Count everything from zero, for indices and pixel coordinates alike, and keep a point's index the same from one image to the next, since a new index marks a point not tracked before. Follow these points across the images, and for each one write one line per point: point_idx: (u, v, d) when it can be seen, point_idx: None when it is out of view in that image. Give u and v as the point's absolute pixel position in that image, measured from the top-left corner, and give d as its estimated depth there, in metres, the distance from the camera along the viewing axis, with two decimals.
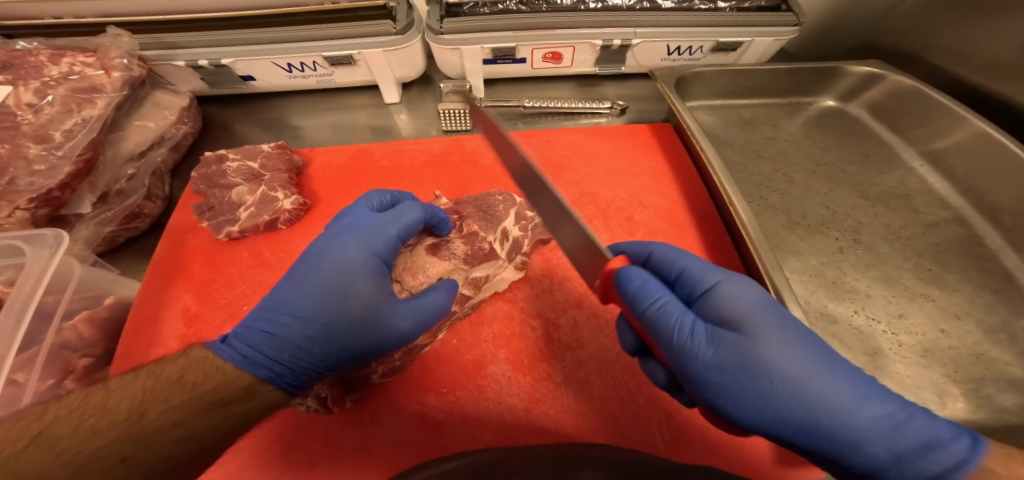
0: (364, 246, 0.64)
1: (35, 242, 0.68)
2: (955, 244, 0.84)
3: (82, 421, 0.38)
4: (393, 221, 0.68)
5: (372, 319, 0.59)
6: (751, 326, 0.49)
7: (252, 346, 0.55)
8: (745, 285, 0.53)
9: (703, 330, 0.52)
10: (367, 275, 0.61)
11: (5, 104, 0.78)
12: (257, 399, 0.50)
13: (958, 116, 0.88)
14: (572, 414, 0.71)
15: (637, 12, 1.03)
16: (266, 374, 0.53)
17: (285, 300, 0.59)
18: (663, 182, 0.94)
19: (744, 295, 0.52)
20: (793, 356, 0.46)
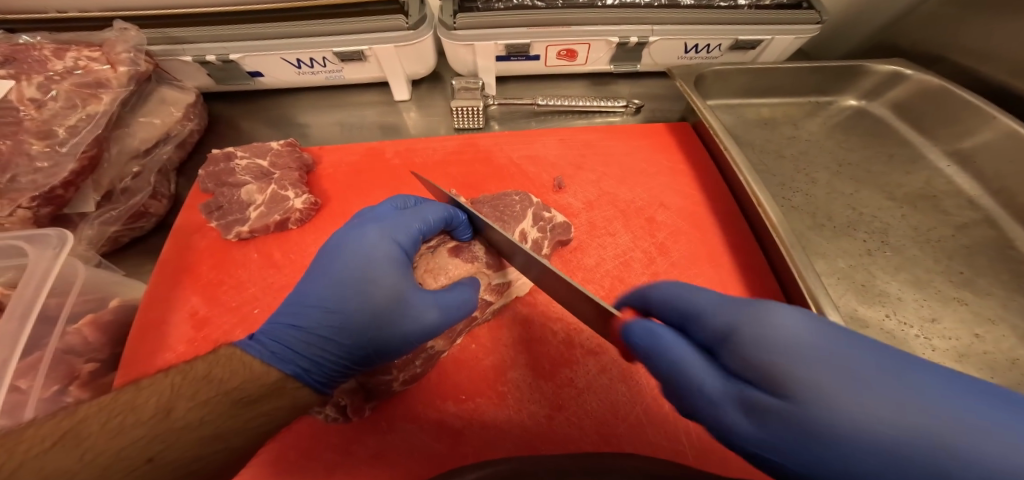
0: (387, 236, 0.64)
1: (38, 243, 0.65)
2: (985, 247, 0.82)
3: (111, 419, 0.36)
4: (415, 215, 0.69)
5: (395, 310, 0.59)
6: (791, 387, 0.36)
7: (279, 342, 0.55)
8: (771, 318, 0.40)
9: (734, 392, 0.41)
10: (391, 266, 0.62)
11: (7, 99, 0.75)
12: (283, 396, 0.49)
13: (987, 114, 0.85)
14: (596, 423, 0.68)
15: (655, 9, 1.01)
16: (292, 369, 0.53)
17: (311, 292, 0.60)
18: (684, 182, 0.91)
19: (778, 331, 0.39)
20: (871, 419, 0.33)
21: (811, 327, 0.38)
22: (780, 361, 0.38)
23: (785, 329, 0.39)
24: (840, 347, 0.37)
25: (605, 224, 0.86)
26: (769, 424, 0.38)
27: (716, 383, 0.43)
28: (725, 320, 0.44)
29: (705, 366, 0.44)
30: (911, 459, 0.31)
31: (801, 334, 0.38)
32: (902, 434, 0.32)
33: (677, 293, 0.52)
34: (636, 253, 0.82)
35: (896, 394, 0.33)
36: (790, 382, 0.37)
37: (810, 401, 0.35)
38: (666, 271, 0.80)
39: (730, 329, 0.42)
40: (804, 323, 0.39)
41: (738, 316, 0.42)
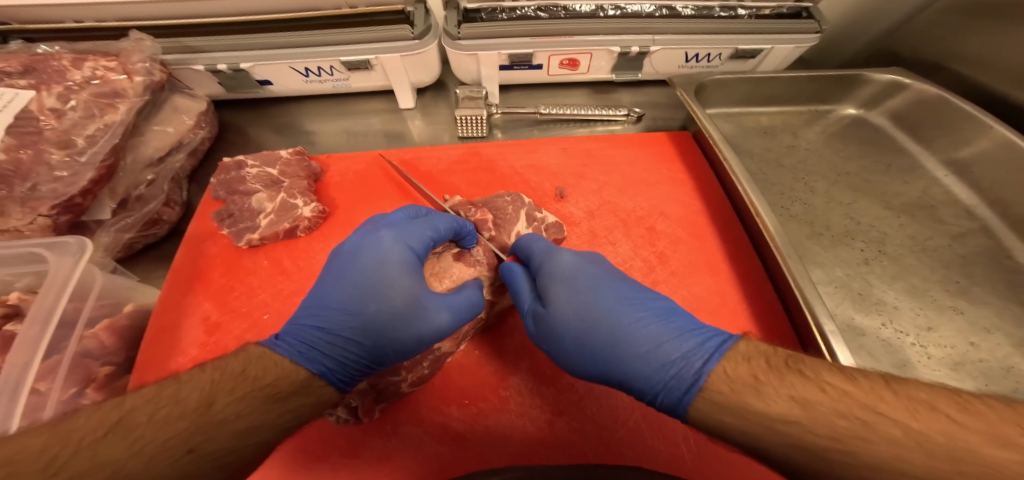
0: (400, 241, 0.66)
1: (57, 249, 0.68)
2: (982, 257, 0.83)
3: (158, 411, 0.38)
4: (427, 224, 0.71)
5: (412, 309, 0.62)
6: (547, 293, 0.68)
7: (304, 342, 0.58)
8: (556, 259, 0.71)
9: (530, 308, 0.70)
10: (404, 270, 0.64)
11: (28, 109, 0.77)
12: (310, 394, 0.51)
13: (984, 125, 0.86)
14: (596, 428, 0.70)
15: (657, 19, 1.03)
16: (319, 368, 0.56)
17: (331, 295, 0.63)
18: (684, 191, 0.93)
19: (559, 266, 0.70)
20: (569, 299, 0.66)
21: (579, 264, 0.70)
22: (550, 277, 0.70)
23: (564, 266, 0.70)
24: (594, 277, 0.69)
25: (606, 233, 0.88)
26: (539, 324, 0.67)
27: (528, 302, 0.71)
28: (541, 260, 0.73)
29: (527, 291, 0.71)
30: (584, 332, 0.63)
31: (571, 268, 0.70)
32: (587, 322, 0.63)
33: (543, 248, 0.75)
34: (636, 262, 0.84)
35: (606, 299, 0.65)
36: (549, 296, 0.67)
37: (550, 301, 0.67)
38: (666, 279, 0.81)
39: (541, 266, 0.72)
40: (577, 262, 0.71)
41: (543, 259, 0.73)
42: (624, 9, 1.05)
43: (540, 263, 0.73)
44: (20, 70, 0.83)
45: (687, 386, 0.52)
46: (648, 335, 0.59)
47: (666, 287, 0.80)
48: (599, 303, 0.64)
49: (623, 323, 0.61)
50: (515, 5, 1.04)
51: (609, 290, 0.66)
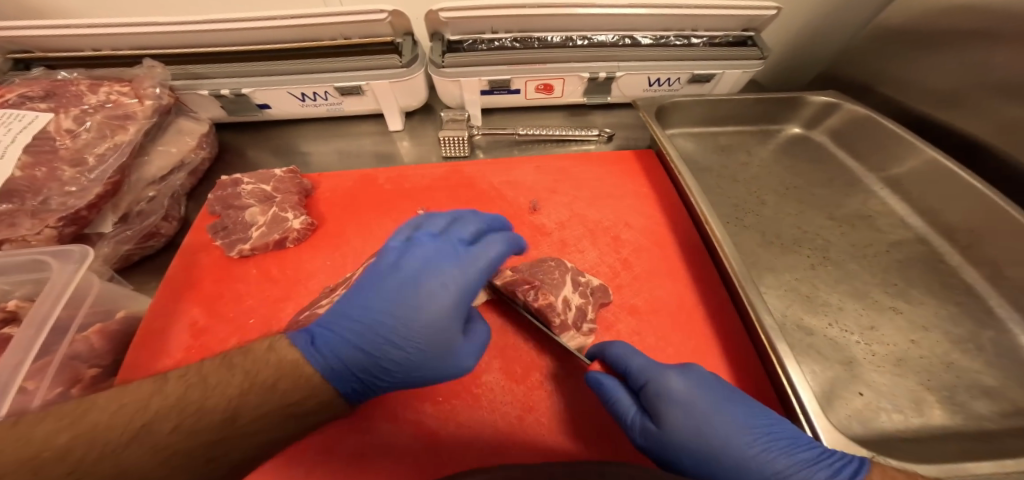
0: (465, 277, 0.63)
1: (61, 257, 0.73)
2: (916, 262, 0.90)
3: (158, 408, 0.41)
4: (483, 253, 0.65)
5: (445, 353, 0.62)
6: (661, 417, 0.63)
7: (337, 355, 0.58)
8: (670, 383, 0.65)
9: (636, 418, 0.66)
10: (457, 307, 0.62)
11: (46, 130, 0.84)
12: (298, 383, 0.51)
13: (911, 144, 0.97)
14: (563, 424, 0.74)
15: (621, 48, 1.15)
16: (348, 387, 0.60)
17: (355, 311, 0.62)
18: (646, 204, 1.01)
19: (673, 391, 0.64)
20: (677, 416, 0.62)
21: (688, 384, 0.64)
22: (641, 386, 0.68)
23: (684, 391, 0.64)
24: (709, 396, 0.63)
25: (575, 242, 0.95)
26: (648, 438, 0.64)
27: (632, 414, 0.67)
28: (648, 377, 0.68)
29: (630, 403, 0.67)
30: (709, 458, 0.59)
31: (683, 392, 0.64)
32: (701, 447, 0.60)
33: (640, 365, 0.69)
34: (602, 268, 0.91)
35: (723, 428, 0.60)
36: (664, 420, 0.63)
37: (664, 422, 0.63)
38: (629, 283, 0.88)
39: (649, 388, 0.67)
40: (689, 384, 0.65)
41: (651, 379, 0.67)
42: (592, 39, 1.18)
43: (648, 379, 0.67)
44: (41, 95, 0.90)
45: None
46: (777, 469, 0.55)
47: (629, 290, 0.87)
48: (712, 423, 0.60)
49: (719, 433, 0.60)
50: (494, 36, 1.16)
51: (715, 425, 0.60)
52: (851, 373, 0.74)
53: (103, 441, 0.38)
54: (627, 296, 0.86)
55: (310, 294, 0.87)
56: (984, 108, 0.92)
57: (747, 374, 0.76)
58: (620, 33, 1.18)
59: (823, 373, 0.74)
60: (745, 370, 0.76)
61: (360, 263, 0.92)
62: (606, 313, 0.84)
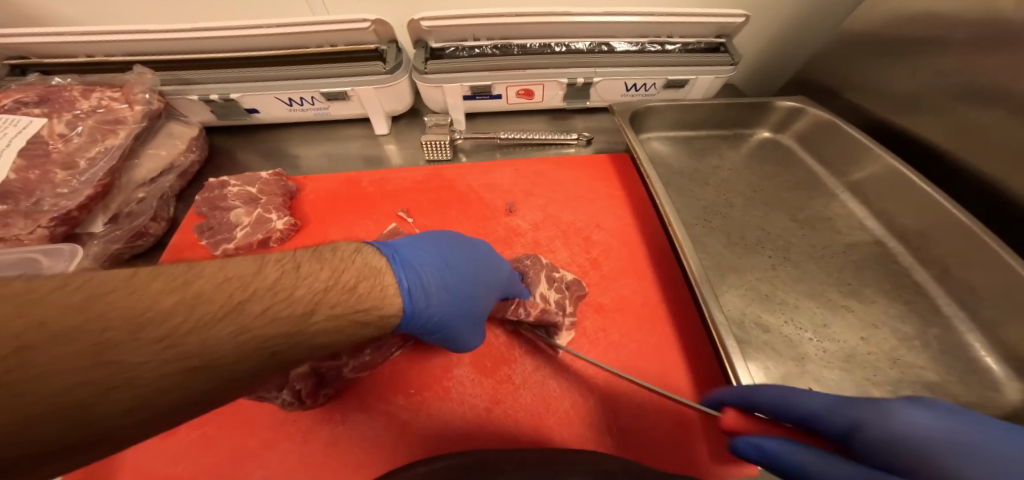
0: (507, 281, 0.81)
1: (52, 256, 0.78)
2: (871, 262, 0.94)
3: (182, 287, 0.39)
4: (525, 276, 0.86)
5: (475, 324, 0.76)
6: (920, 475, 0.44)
7: (414, 284, 0.64)
8: (900, 418, 0.47)
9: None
10: (495, 294, 0.79)
11: (40, 134, 0.89)
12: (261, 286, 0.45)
13: (871, 150, 1.00)
14: (529, 415, 0.78)
15: (597, 55, 1.18)
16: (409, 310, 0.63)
17: (444, 267, 0.73)
18: (617, 206, 1.05)
19: (919, 428, 0.46)
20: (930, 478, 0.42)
21: (940, 422, 0.45)
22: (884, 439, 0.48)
23: (919, 428, 0.46)
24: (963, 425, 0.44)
25: (548, 242, 0.99)
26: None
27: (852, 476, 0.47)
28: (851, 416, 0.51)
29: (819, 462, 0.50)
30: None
31: (932, 434, 0.45)
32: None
33: (795, 402, 0.56)
34: (572, 267, 0.95)
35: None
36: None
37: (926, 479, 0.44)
38: (597, 282, 0.92)
39: (862, 430, 0.50)
40: (931, 420, 0.46)
41: (860, 415, 0.50)
42: (569, 45, 1.20)
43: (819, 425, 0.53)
44: (35, 100, 0.94)
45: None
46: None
47: (597, 288, 0.91)
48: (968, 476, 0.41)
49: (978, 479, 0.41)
50: (476, 43, 1.20)
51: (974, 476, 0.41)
52: (802, 369, 0.79)
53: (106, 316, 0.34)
54: (594, 295, 0.90)
55: None
56: (938, 113, 0.96)
57: (701, 368, 0.81)
58: (597, 39, 1.20)
59: (775, 368, 0.79)
60: (698, 364, 0.81)
61: None
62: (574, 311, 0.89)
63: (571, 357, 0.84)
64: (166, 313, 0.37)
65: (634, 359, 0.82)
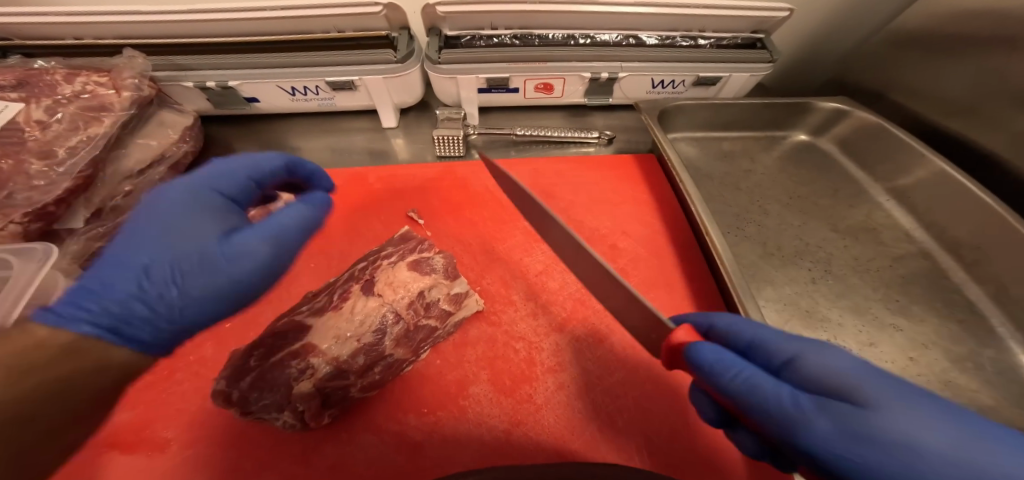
0: (217, 219, 0.65)
1: (22, 255, 0.70)
2: (921, 277, 0.88)
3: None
4: (250, 164, 0.74)
5: (190, 250, 0.60)
6: None
7: (105, 283, 0.54)
8: (837, 351, 0.46)
9: None
10: (202, 211, 0.64)
11: (15, 121, 0.81)
12: (81, 358, 0.49)
13: (920, 154, 0.94)
14: (553, 439, 0.71)
15: (624, 48, 1.10)
16: (92, 327, 0.51)
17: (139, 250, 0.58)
18: (646, 212, 0.98)
19: (833, 367, 0.44)
20: None
21: None
22: None
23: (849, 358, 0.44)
24: None
25: None
26: None
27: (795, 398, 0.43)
28: (791, 348, 0.49)
29: None
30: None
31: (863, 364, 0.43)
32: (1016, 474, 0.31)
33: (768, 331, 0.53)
34: None
35: None
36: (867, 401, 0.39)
37: None
38: None
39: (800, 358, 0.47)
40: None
41: (800, 347, 0.48)
42: (594, 38, 1.12)
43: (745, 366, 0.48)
44: (13, 84, 0.86)
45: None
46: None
47: None
48: None
49: (893, 400, 0.38)
50: (494, 32, 1.11)
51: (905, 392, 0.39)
52: None
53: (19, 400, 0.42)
54: None
55: (293, 298, 0.84)
56: (999, 119, 0.89)
57: None
58: (624, 32, 1.12)
59: None
60: None
61: (346, 267, 0.89)
62: (600, 325, 0.83)
63: (597, 374, 0.77)
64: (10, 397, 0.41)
65: (665, 377, 0.77)
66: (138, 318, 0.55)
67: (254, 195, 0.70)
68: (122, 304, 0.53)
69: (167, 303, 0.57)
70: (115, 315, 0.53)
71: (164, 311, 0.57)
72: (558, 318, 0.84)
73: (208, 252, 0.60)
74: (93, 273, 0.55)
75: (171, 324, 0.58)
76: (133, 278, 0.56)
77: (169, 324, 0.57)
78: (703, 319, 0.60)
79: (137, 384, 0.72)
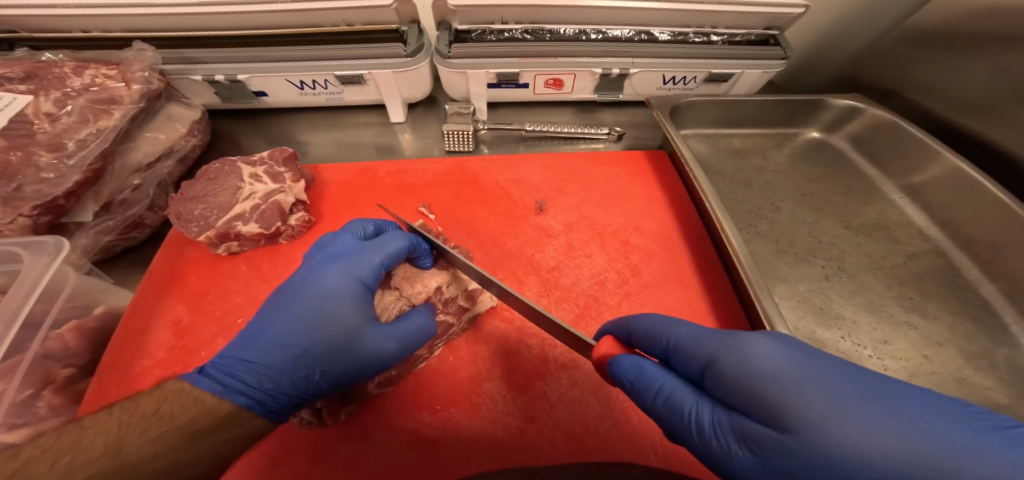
0: (347, 274, 0.67)
1: (34, 249, 0.70)
2: (935, 275, 0.88)
3: (57, 461, 0.37)
4: (378, 249, 0.70)
5: (352, 342, 0.62)
6: None
7: (233, 375, 0.56)
8: (751, 349, 0.47)
9: None
10: (350, 301, 0.64)
11: (23, 112, 0.80)
12: (239, 427, 0.51)
13: (934, 151, 0.94)
14: (567, 436, 0.71)
15: (636, 43, 1.09)
16: (246, 401, 0.54)
17: (270, 327, 0.62)
18: (658, 208, 0.98)
19: (749, 368, 0.46)
20: None
21: None
22: None
23: (765, 359, 0.45)
24: None
25: (582, 245, 0.92)
26: None
27: (711, 414, 0.49)
28: (708, 351, 0.51)
29: None
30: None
31: (776, 364, 0.45)
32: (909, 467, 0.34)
33: (687, 334, 0.55)
34: (611, 274, 0.88)
35: None
36: (779, 413, 0.42)
37: None
38: (638, 291, 0.85)
39: (715, 363, 0.49)
40: (781, 353, 0.46)
41: (716, 348, 0.50)
42: (606, 33, 1.11)
43: (665, 383, 0.54)
44: (21, 76, 0.85)
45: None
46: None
47: (638, 298, 0.84)
48: None
49: (812, 405, 0.40)
50: (505, 27, 1.10)
51: (818, 391, 0.41)
52: None
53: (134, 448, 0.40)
54: (635, 305, 0.83)
55: None
56: (1015, 117, 0.89)
57: None
58: (636, 28, 1.11)
59: None
60: None
61: None
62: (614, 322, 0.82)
63: None
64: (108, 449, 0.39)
65: None
66: (268, 394, 0.56)
67: (376, 268, 0.69)
68: (258, 379, 0.56)
69: (290, 374, 0.59)
70: (255, 393, 0.55)
71: (305, 387, 0.60)
72: (571, 314, 0.83)
73: (332, 333, 0.62)
74: (233, 350, 0.60)
75: (301, 396, 0.60)
76: (272, 350, 0.60)
77: (294, 395, 0.59)
78: (621, 328, 0.66)
79: (149, 380, 0.72)
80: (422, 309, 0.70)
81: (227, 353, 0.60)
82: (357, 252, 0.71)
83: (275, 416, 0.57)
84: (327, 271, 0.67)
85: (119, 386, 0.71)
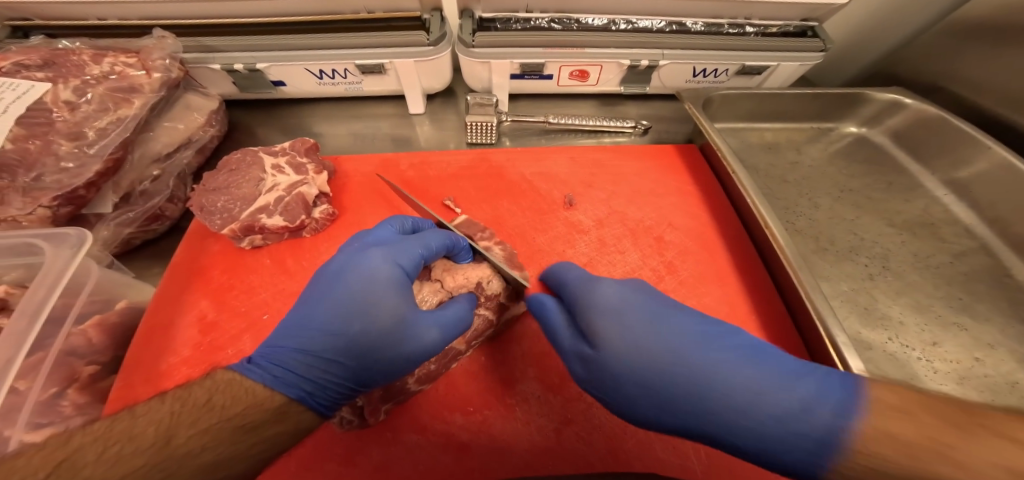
0: (388, 259, 0.64)
1: (55, 241, 0.67)
2: (983, 275, 0.84)
3: (106, 449, 0.34)
4: (417, 240, 0.68)
5: (397, 331, 0.59)
6: None
7: (282, 367, 0.54)
8: (600, 292, 0.67)
9: None
10: (392, 288, 0.62)
11: (42, 101, 0.77)
12: (288, 421, 0.48)
13: (981, 145, 0.90)
14: (604, 438, 0.68)
15: (667, 34, 1.05)
16: (297, 393, 0.52)
17: (312, 315, 0.60)
18: (691, 203, 0.95)
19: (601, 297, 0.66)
20: None
21: None
22: None
23: (609, 297, 0.66)
24: None
25: (615, 241, 0.89)
26: None
27: (568, 338, 0.68)
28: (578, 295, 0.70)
29: None
30: (653, 376, 0.57)
31: (618, 302, 0.65)
32: (650, 354, 0.58)
33: (577, 277, 0.73)
34: (645, 271, 0.85)
35: None
36: (597, 335, 0.62)
37: None
38: (675, 289, 0.82)
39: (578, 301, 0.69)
40: (621, 295, 0.66)
41: (579, 290, 0.70)
42: (635, 23, 1.07)
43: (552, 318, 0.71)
44: (39, 63, 0.82)
45: (815, 440, 0.45)
46: (743, 376, 0.52)
47: (674, 296, 0.81)
48: None
49: (623, 334, 0.61)
50: (530, 16, 1.05)
51: (633, 329, 0.61)
52: None
53: (181, 442, 0.37)
54: None
55: None
56: None
57: None
58: (667, 18, 1.06)
59: None
60: None
61: None
62: None
63: None
64: (156, 440, 0.36)
65: None
66: (318, 385, 0.55)
67: (417, 257, 0.67)
68: (308, 369, 0.55)
69: (340, 364, 0.58)
70: (305, 384, 0.53)
71: (356, 375, 0.59)
72: None
73: (375, 322, 0.59)
74: (280, 340, 0.59)
75: (350, 389, 0.58)
76: (319, 339, 0.58)
77: (342, 386, 0.57)
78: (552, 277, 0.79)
79: (175, 378, 0.70)
80: (462, 301, 0.68)
81: (275, 343, 0.59)
82: (397, 241, 0.69)
83: (325, 410, 0.54)
84: (365, 257, 0.64)
85: (145, 384, 0.69)
